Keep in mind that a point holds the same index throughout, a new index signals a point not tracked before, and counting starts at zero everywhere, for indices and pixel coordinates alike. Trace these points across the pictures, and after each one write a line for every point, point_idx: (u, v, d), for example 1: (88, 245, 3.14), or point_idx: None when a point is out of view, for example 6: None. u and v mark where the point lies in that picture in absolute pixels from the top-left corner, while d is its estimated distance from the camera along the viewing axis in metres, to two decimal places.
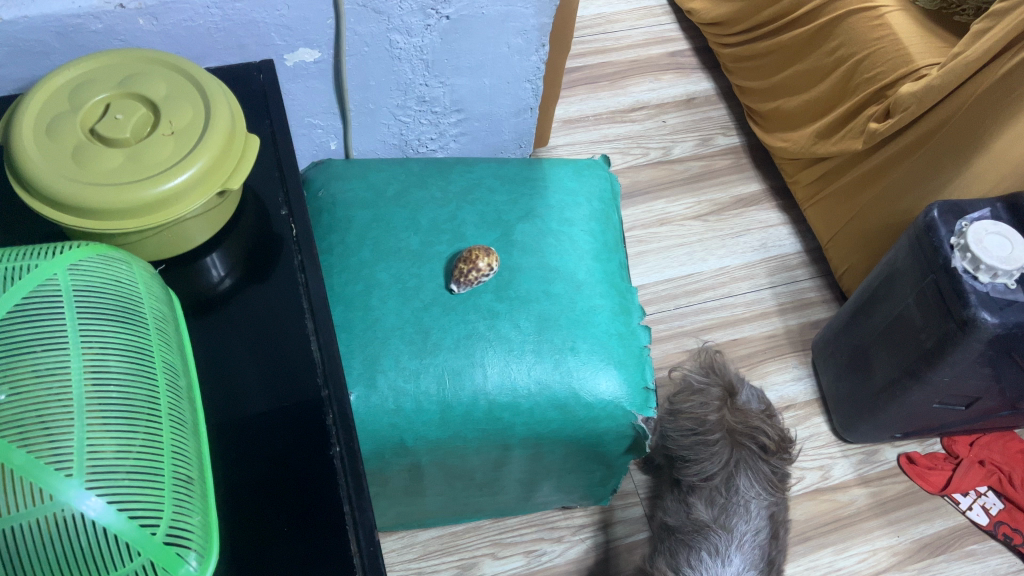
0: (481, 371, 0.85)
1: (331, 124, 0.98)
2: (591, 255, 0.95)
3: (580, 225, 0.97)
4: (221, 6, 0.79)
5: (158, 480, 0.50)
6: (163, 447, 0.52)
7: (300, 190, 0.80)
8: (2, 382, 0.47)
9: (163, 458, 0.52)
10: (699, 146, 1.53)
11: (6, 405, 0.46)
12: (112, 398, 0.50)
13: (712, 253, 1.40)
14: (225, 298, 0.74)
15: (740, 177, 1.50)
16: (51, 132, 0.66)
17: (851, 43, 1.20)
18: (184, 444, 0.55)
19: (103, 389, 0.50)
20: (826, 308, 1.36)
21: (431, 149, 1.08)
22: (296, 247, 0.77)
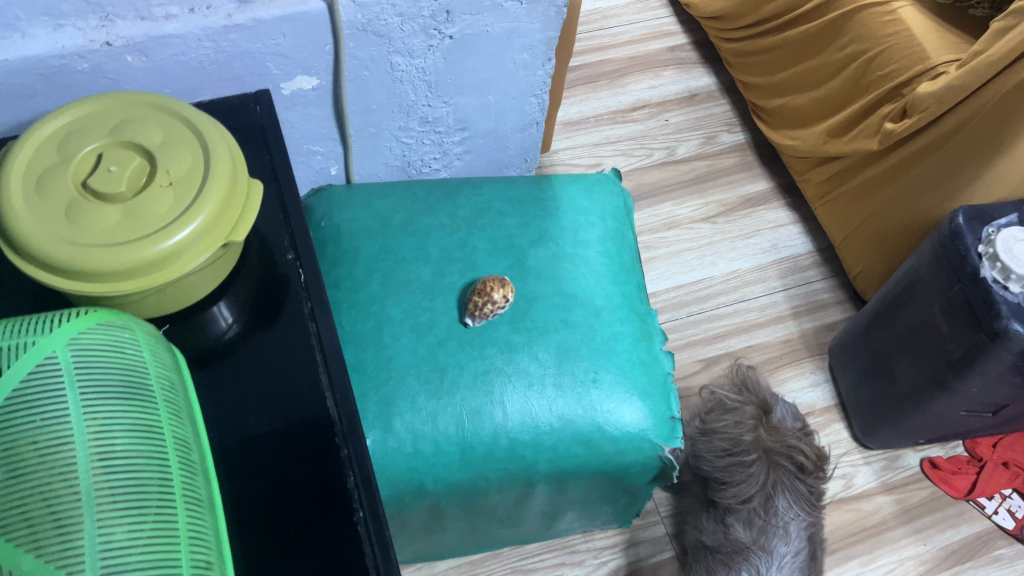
0: (501, 408, 0.82)
1: (331, 150, 0.94)
2: (608, 278, 0.91)
3: (595, 247, 0.93)
4: (214, 39, 0.74)
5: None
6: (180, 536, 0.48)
7: (307, 231, 0.76)
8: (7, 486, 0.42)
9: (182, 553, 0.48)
10: (704, 144, 1.49)
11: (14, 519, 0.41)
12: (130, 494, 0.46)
13: (722, 257, 1.37)
14: (231, 348, 0.69)
15: (747, 176, 1.46)
16: (41, 187, 0.62)
17: (861, 38, 1.16)
18: (201, 525, 0.51)
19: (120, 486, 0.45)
20: (841, 310, 1.33)
21: (435, 169, 1.03)
22: (305, 293, 0.73)
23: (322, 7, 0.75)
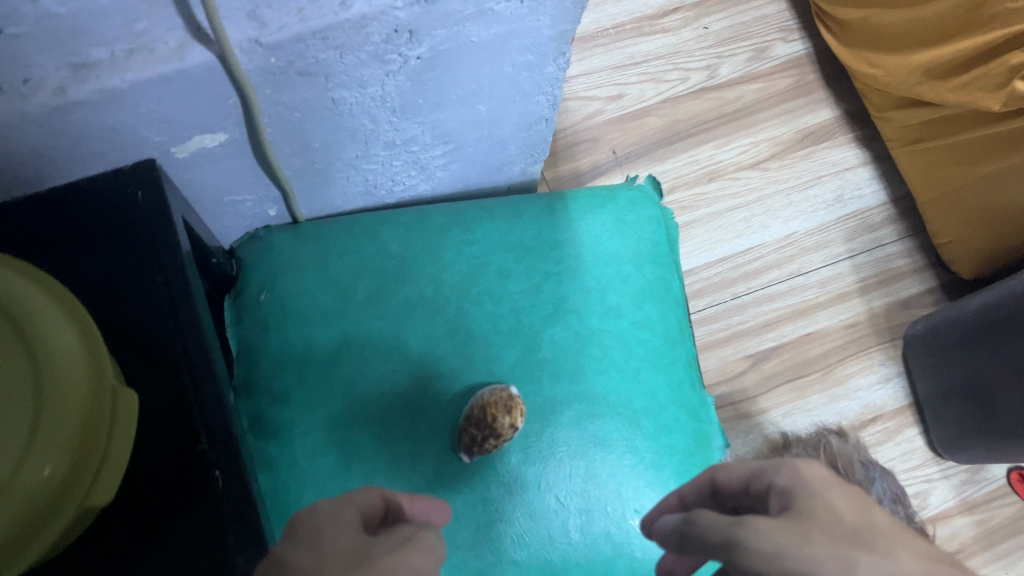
0: (512, 573, 0.63)
1: (264, 194, 0.68)
2: (647, 365, 0.70)
3: (629, 317, 0.71)
4: (46, 124, 0.48)
5: None
6: None
7: (219, 409, 0.52)
8: None
9: None
10: (752, 60, 1.18)
11: None
12: None
13: (775, 217, 1.11)
14: (146, 552, 0.48)
15: (806, 103, 1.17)
16: None
17: None
18: None
19: None
20: (918, 281, 1.10)
21: (410, 186, 0.77)
22: (223, 512, 0.49)
23: (210, 60, 0.48)
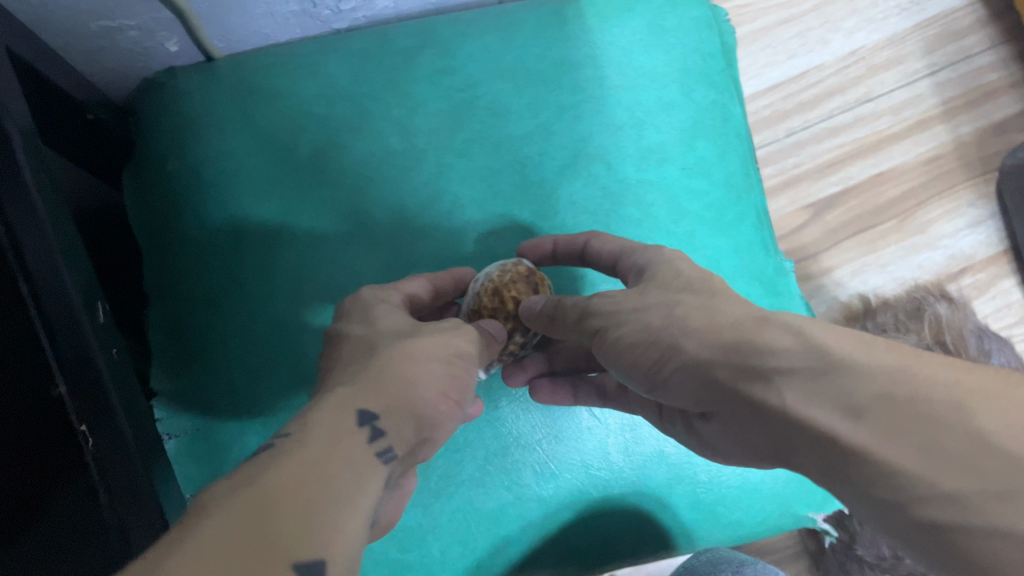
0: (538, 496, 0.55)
1: (149, 20, 0.48)
2: (692, 222, 0.56)
3: (667, 162, 0.56)
4: None
5: None
6: None
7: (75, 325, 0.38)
8: None
9: None
10: None
11: None
12: None
13: (837, 29, 0.89)
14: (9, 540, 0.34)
15: None
16: None
17: None
18: None
19: None
20: (1016, 99, 0.89)
21: (367, 1, 0.56)
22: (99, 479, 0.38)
23: None
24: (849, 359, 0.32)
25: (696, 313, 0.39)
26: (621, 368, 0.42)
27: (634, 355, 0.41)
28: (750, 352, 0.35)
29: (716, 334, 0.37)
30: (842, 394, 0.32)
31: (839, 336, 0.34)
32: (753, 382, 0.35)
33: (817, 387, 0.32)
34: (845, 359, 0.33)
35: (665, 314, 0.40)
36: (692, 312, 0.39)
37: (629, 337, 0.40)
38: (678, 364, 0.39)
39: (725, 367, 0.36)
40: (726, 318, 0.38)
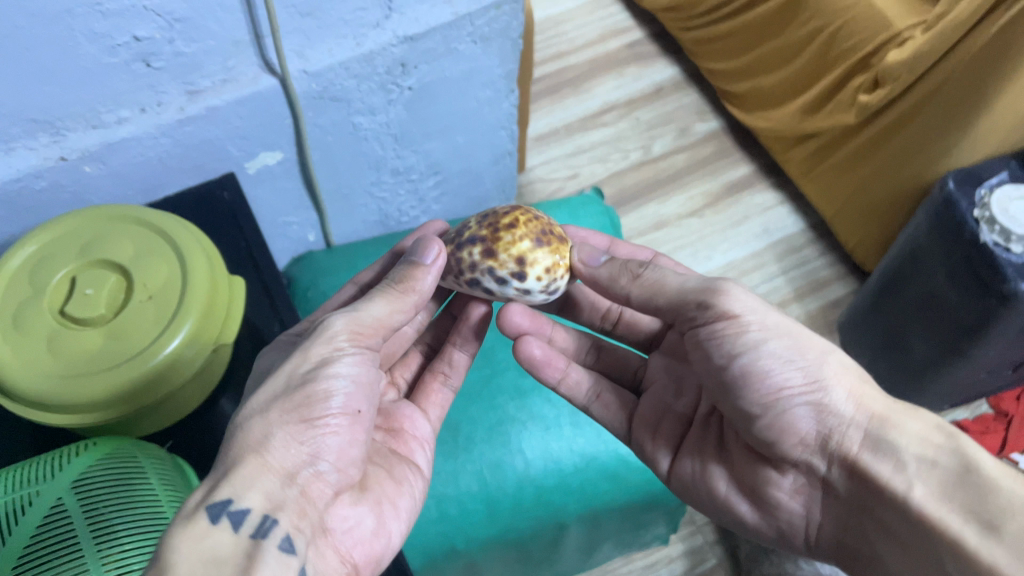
0: (521, 458, 0.81)
1: (306, 218, 0.93)
2: None
3: None
4: (172, 134, 0.73)
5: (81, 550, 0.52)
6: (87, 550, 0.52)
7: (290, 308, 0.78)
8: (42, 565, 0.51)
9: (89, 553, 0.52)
10: (679, 137, 1.46)
11: (41, 559, 0.52)
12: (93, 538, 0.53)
13: (715, 250, 1.34)
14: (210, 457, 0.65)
15: (727, 162, 1.44)
16: (19, 323, 0.61)
17: (822, 13, 1.14)
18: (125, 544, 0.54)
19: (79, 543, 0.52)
20: (843, 286, 1.31)
21: (413, 216, 1.02)
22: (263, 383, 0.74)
23: (274, 81, 0.74)
24: (981, 470, 0.44)
25: (862, 389, 0.50)
26: (739, 388, 0.52)
27: (786, 389, 0.51)
28: (888, 434, 0.48)
29: (863, 406, 0.50)
30: (978, 509, 0.43)
31: (986, 454, 0.46)
32: (880, 462, 0.48)
33: (953, 492, 0.44)
34: (977, 469, 0.45)
35: (818, 357, 0.51)
36: (840, 373, 0.51)
37: (790, 380, 0.50)
38: (808, 404, 0.51)
39: (858, 435, 0.49)
40: (869, 394, 0.50)
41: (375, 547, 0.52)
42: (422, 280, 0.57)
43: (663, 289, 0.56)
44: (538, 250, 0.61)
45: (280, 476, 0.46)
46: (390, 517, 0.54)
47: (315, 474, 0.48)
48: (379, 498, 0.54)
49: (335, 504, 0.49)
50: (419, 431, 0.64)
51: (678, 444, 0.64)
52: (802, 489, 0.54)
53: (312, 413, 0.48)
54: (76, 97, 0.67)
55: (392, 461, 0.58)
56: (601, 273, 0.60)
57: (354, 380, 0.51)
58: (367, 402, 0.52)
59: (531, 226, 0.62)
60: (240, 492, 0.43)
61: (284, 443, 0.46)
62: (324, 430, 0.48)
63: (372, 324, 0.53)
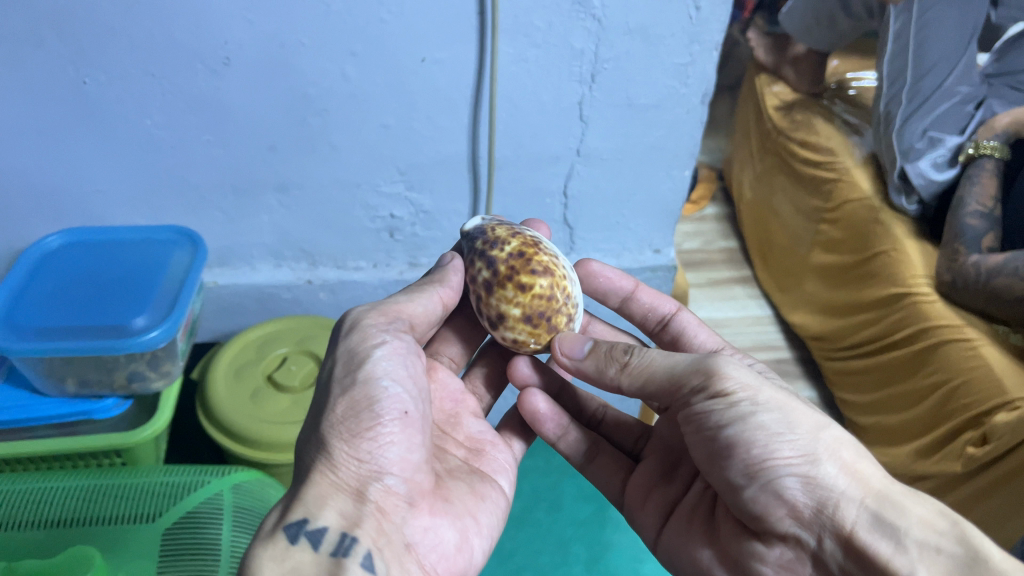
0: None
1: None
2: None
3: None
4: (386, 288, 0.98)
5: (216, 538, 0.70)
6: (220, 539, 0.70)
7: None
8: (188, 536, 0.69)
9: (221, 539, 0.70)
10: None
11: (182, 534, 0.69)
12: (223, 534, 0.70)
13: None
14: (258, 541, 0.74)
15: None
16: (239, 374, 0.83)
17: (945, 367, 1.26)
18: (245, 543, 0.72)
19: (215, 533, 0.70)
20: None
21: None
22: None
23: None
24: (988, 562, 0.44)
25: (857, 464, 0.50)
26: (728, 456, 0.53)
27: (778, 458, 0.50)
28: (889, 514, 0.47)
29: (858, 482, 0.49)
30: None
31: (987, 542, 0.46)
32: (879, 539, 0.47)
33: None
34: (985, 560, 0.44)
35: (811, 434, 0.51)
36: (831, 444, 0.51)
37: (780, 451, 0.50)
38: (796, 476, 0.50)
39: (857, 509, 0.48)
40: (865, 469, 0.50)
41: (460, 562, 0.57)
42: (453, 275, 0.65)
43: (651, 373, 0.59)
44: (519, 326, 0.62)
45: (352, 494, 0.52)
46: (472, 533, 0.59)
47: (386, 489, 0.53)
48: (457, 514, 0.59)
49: (414, 514, 0.55)
50: (502, 459, 0.70)
51: (666, 518, 0.65)
52: (788, 564, 0.52)
53: (360, 425, 0.53)
54: (337, 244, 0.94)
55: (474, 479, 0.64)
56: (586, 366, 0.62)
57: (399, 379, 0.55)
58: (415, 403, 0.56)
59: (536, 303, 0.62)
60: (316, 511, 0.50)
61: (347, 459, 0.53)
62: (386, 441, 0.53)
63: (392, 312, 0.60)
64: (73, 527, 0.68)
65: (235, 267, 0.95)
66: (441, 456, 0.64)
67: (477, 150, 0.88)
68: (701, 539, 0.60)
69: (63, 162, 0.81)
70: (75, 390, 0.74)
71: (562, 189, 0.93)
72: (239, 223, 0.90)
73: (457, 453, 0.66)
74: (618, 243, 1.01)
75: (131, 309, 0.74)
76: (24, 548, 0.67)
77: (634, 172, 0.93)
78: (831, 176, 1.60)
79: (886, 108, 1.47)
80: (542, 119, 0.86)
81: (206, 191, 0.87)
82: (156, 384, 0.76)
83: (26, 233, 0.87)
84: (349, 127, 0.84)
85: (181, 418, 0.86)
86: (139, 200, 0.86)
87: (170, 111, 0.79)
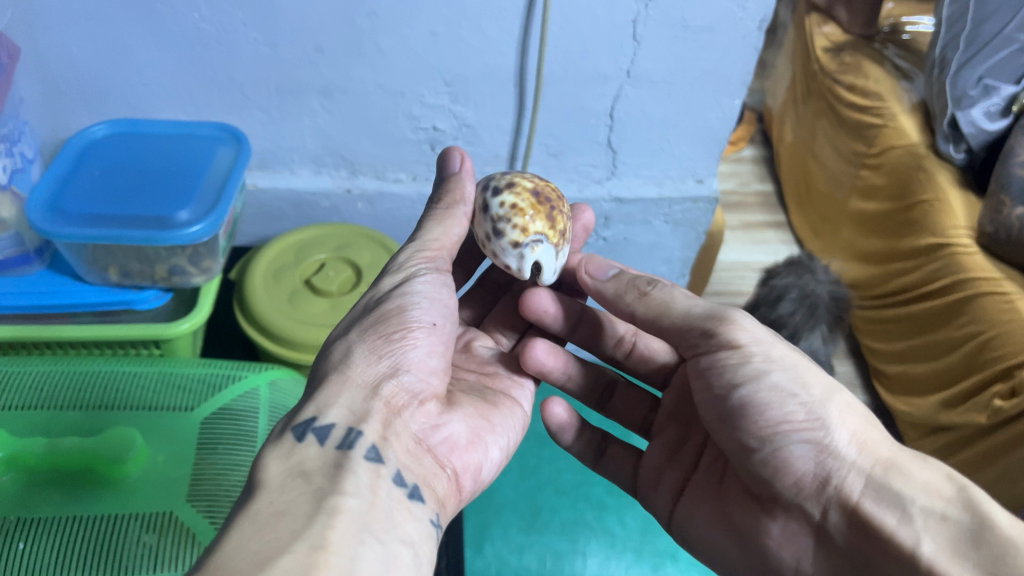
0: (581, 559, 0.87)
1: None
2: None
3: None
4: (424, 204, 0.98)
5: (253, 426, 0.72)
6: (257, 430, 0.72)
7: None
8: (228, 420, 0.71)
9: (259, 424, 0.72)
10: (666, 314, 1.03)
11: (220, 417, 0.71)
12: (260, 424, 0.72)
13: None
14: None
15: None
16: (277, 276, 0.84)
17: (981, 319, 1.24)
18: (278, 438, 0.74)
19: (252, 423, 0.72)
20: None
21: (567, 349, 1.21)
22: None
23: None
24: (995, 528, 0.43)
25: (867, 434, 0.49)
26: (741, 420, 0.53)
27: (786, 426, 0.50)
28: (894, 481, 0.47)
29: (867, 452, 0.49)
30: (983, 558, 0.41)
31: (995, 506, 0.45)
32: (883, 512, 0.46)
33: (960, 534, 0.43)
34: (993, 526, 0.43)
35: (824, 393, 0.50)
36: (842, 409, 0.50)
37: (791, 415, 0.50)
38: (807, 443, 0.50)
39: (860, 483, 0.48)
40: (873, 438, 0.49)
41: (472, 454, 0.57)
42: (463, 187, 0.62)
43: (669, 315, 0.57)
44: (524, 193, 0.63)
45: (366, 389, 0.53)
46: (485, 433, 0.60)
47: (399, 386, 0.54)
48: (469, 414, 0.59)
49: (423, 411, 0.55)
50: (519, 373, 0.68)
51: (679, 494, 0.63)
52: (794, 536, 0.53)
53: (387, 328, 0.55)
54: (378, 154, 0.94)
55: (490, 395, 0.64)
56: (607, 288, 0.61)
57: (435, 296, 0.58)
58: (444, 317, 0.58)
59: (541, 188, 0.64)
60: (323, 410, 0.51)
61: (365, 359, 0.54)
62: (412, 341, 0.55)
63: (435, 246, 0.61)
64: (110, 410, 0.69)
65: (275, 172, 0.95)
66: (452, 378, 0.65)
67: (526, 64, 0.86)
68: (710, 517, 0.60)
69: (109, 54, 0.81)
70: (117, 280, 0.75)
71: (609, 110, 0.92)
72: (282, 124, 0.90)
73: (472, 375, 0.66)
74: (661, 171, 0.99)
75: (177, 201, 0.74)
76: (60, 424, 0.67)
77: (682, 96, 0.90)
78: (877, 122, 1.57)
79: (942, 53, 1.40)
80: (594, 35, 0.84)
81: (250, 91, 0.86)
82: (196, 280, 0.77)
83: (72, 123, 0.87)
84: (397, 32, 0.82)
85: (219, 316, 0.87)
86: (181, 95, 0.86)
87: (219, 5, 0.78)
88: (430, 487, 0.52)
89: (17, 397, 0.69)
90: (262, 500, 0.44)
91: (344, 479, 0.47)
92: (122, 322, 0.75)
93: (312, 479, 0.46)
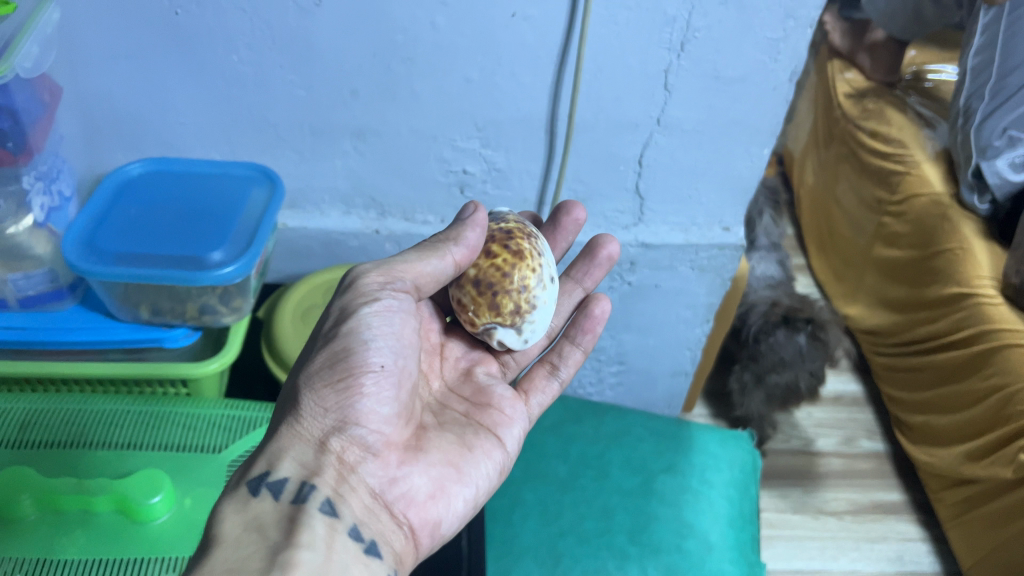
0: None
1: None
2: (725, 520, 0.99)
3: (719, 489, 1.02)
4: None
5: None
6: None
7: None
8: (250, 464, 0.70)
9: None
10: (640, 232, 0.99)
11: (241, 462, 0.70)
12: None
13: (844, 553, 1.26)
14: None
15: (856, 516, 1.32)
16: (306, 316, 0.84)
17: (1006, 372, 1.22)
18: None
19: None
20: None
21: (590, 391, 1.21)
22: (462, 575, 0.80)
23: None
24: None
25: None
26: None
27: None
28: None
29: None
30: None
31: None
32: None
33: None
34: None
35: None
36: None
37: None
38: None
39: None
40: None
41: (433, 510, 0.58)
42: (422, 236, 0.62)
43: None
44: (466, 286, 0.65)
45: (314, 444, 0.54)
46: (450, 482, 0.60)
47: (349, 441, 0.55)
48: (436, 463, 0.59)
49: (376, 461, 0.56)
50: (513, 412, 0.68)
51: None
52: None
53: (333, 375, 0.54)
54: (407, 195, 0.94)
55: (468, 432, 0.64)
56: None
57: (382, 335, 0.56)
58: (395, 357, 0.57)
59: (486, 268, 0.65)
60: (276, 463, 0.53)
61: (313, 412, 0.54)
62: (355, 393, 0.55)
63: (403, 271, 0.59)
64: (137, 450, 0.70)
65: (305, 211, 0.96)
66: (437, 411, 0.66)
67: (557, 111, 0.87)
68: None
69: (147, 94, 0.82)
70: (148, 317, 0.75)
71: (638, 157, 0.92)
72: (314, 164, 0.90)
73: (461, 407, 0.68)
74: (688, 218, 0.99)
75: (209, 242, 0.74)
76: (85, 462, 0.68)
77: (712, 145, 0.90)
78: (900, 169, 1.57)
79: (966, 103, 1.39)
80: (626, 84, 0.84)
81: (284, 132, 0.87)
82: (226, 319, 0.77)
83: (110, 160, 0.89)
84: (432, 77, 0.83)
85: (246, 354, 0.88)
86: (212, 133, 0.87)
87: (257, 47, 0.79)
88: (388, 544, 0.54)
89: (47, 433, 0.69)
90: (217, 558, 0.46)
91: (299, 532, 0.49)
92: (151, 359, 0.75)
93: (267, 534, 0.49)
